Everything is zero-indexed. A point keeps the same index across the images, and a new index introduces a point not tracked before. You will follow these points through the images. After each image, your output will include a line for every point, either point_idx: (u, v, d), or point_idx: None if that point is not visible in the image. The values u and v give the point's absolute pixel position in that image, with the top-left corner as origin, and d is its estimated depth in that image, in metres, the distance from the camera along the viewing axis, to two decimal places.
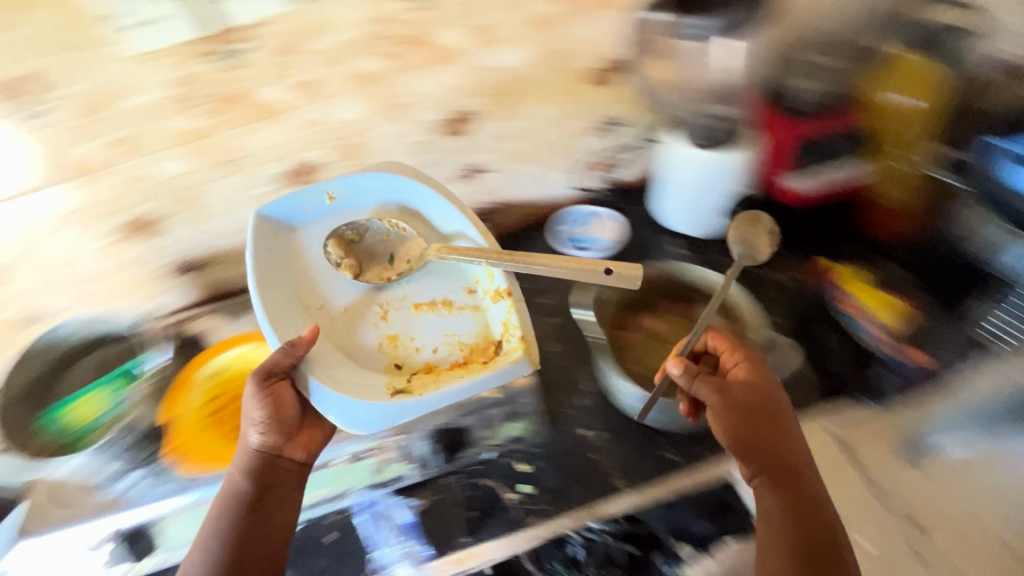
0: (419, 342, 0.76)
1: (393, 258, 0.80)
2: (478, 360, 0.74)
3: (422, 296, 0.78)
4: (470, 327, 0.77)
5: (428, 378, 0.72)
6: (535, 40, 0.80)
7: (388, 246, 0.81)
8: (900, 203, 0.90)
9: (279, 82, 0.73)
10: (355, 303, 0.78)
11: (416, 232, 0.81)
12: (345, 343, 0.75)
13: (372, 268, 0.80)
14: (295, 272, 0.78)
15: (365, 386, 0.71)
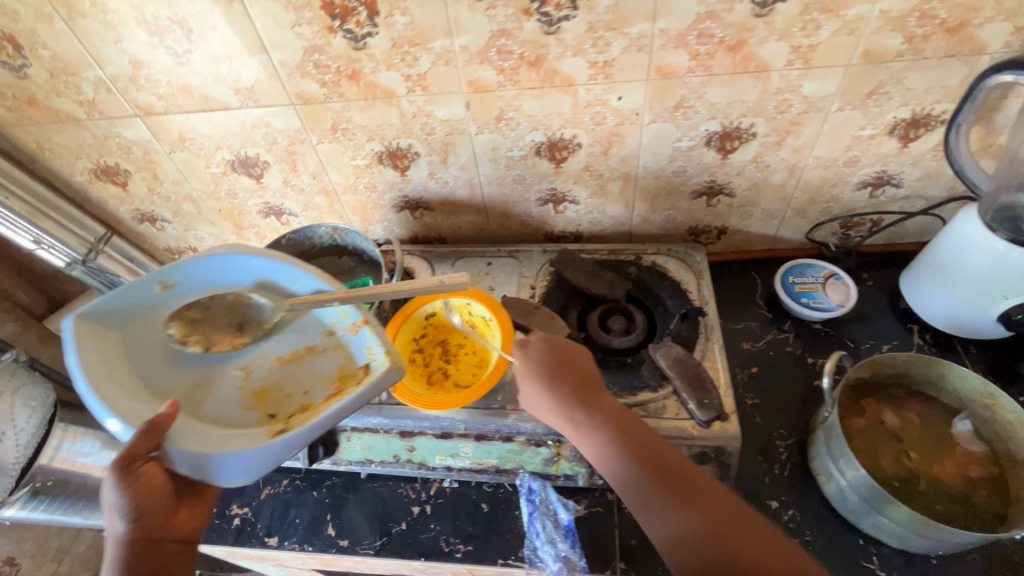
0: (292, 388, 0.59)
1: (241, 323, 0.62)
2: (353, 383, 0.57)
3: (232, 361, 0.61)
4: (331, 364, 0.60)
5: (306, 415, 0.55)
6: (665, 96, 0.68)
7: (235, 316, 0.62)
8: None
9: (574, 51, 0.65)
10: (216, 361, 0.61)
11: (263, 303, 0.62)
12: (212, 408, 0.57)
13: (220, 337, 0.61)
14: (146, 349, 0.60)
15: (241, 441, 0.53)
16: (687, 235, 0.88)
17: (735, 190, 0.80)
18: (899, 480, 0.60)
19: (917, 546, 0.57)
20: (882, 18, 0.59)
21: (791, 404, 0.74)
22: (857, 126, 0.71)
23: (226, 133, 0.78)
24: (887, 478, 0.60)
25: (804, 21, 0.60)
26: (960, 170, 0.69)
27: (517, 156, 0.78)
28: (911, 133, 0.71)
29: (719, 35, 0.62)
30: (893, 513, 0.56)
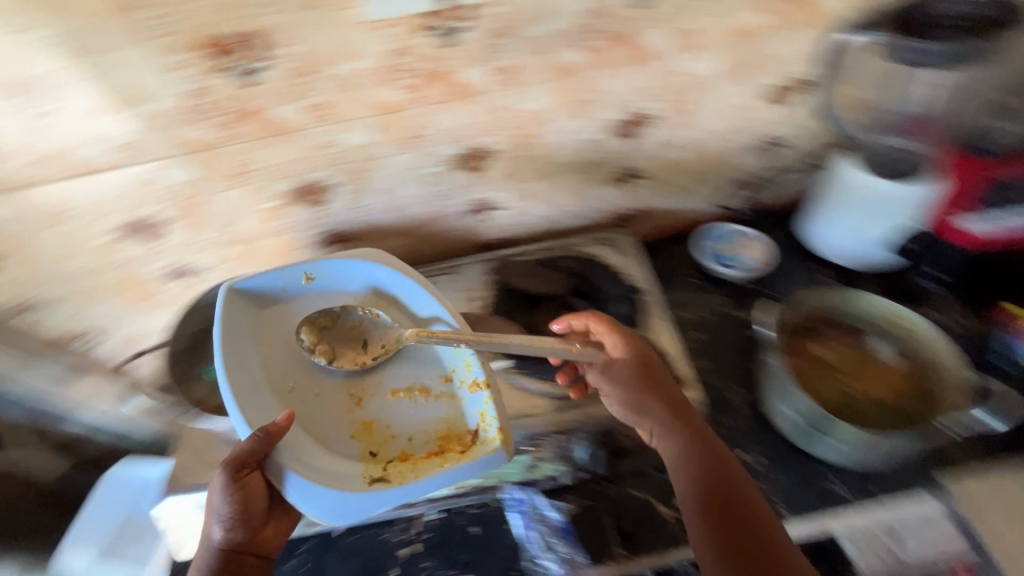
0: (395, 429, 0.65)
1: (366, 341, 0.70)
2: (456, 450, 0.62)
3: (358, 383, 0.69)
4: (438, 414, 0.66)
5: (407, 472, 0.60)
6: (569, 94, 0.71)
7: (361, 332, 0.71)
8: None
9: (476, 63, 0.65)
10: (353, 387, 0.68)
11: (386, 320, 0.71)
12: (323, 422, 0.65)
13: (344, 351, 0.70)
14: (289, 368, 0.67)
15: (341, 475, 0.60)
16: (613, 223, 0.92)
17: (643, 174, 0.85)
18: (839, 407, 0.66)
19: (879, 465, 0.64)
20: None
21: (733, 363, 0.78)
22: (736, 98, 0.77)
23: (102, 198, 0.68)
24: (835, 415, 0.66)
25: (680, 7, 0.65)
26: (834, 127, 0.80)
27: (436, 172, 0.77)
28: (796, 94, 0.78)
29: (609, 28, 0.65)
30: (848, 445, 0.62)
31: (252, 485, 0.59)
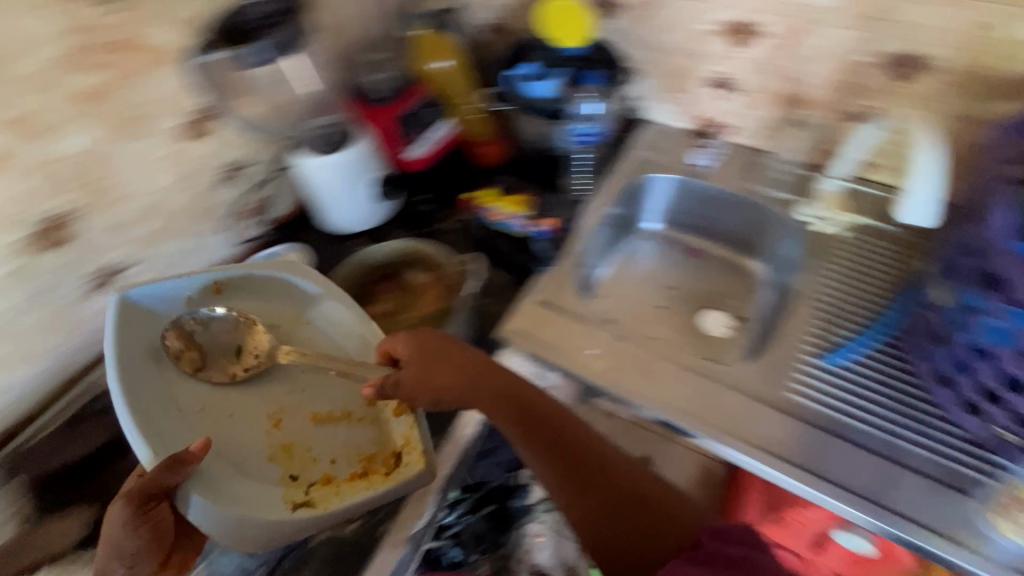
0: (317, 453, 0.70)
1: (238, 349, 0.73)
2: (379, 473, 0.68)
3: (293, 308, 0.78)
4: (356, 437, 0.71)
5: (329, 494, 0.65)
6: None
7: (234, 338, 0.73)
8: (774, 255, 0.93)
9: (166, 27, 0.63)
10: (294, 314, 0.78)
11: (313, 290, 0.77)
12: (242, 446, 0.67)
13: (219, 353, 0.72)
14: (268, 310, 0.77)
15: (262, 501, 0.63)
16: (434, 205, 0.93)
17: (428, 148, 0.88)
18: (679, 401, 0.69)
19: (859, 360, 0.71)
20: (655, 43, 0.92)
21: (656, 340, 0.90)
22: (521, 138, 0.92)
23: None
24: (799, 308, 0.78)
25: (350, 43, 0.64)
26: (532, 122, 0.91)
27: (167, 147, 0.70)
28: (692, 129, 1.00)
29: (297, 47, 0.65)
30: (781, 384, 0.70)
31: (217, 408, 0.69)
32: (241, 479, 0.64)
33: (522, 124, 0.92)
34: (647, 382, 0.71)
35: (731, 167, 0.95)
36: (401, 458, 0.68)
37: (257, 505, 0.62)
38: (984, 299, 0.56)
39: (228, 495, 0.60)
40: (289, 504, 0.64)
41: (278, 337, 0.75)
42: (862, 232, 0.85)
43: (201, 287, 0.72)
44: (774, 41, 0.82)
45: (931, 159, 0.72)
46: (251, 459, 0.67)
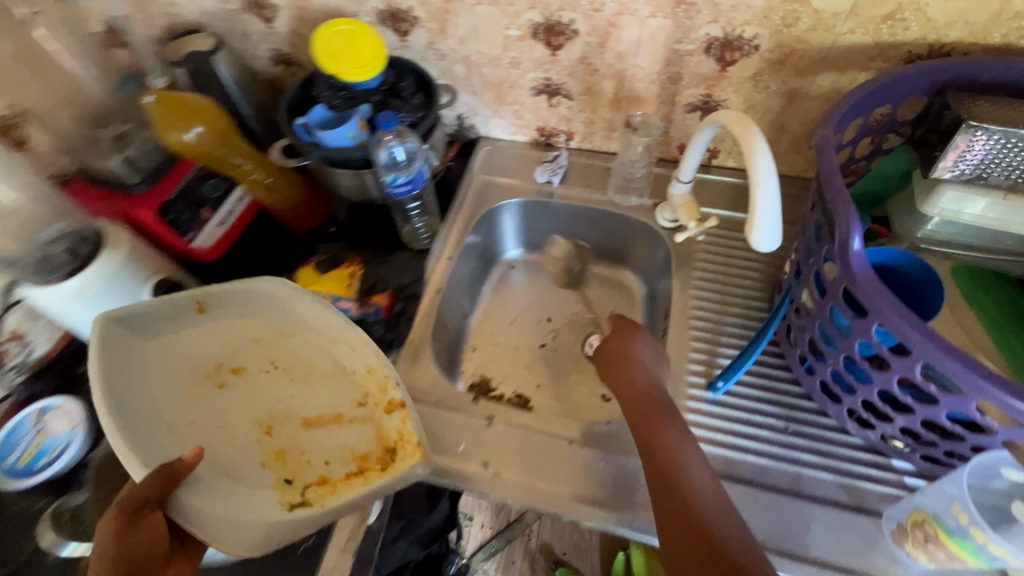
0: (310, 454, 0.62)
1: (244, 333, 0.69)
2: (376, 468, 0.60)
3: (268, 323, 0.70)
4: (358, 439, 0.63)
5: (325, 494, 0.59)
6: None
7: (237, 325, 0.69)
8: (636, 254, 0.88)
9: None
10: (275, 327, 0.70)
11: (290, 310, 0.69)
12: (234, 459, 0.61)
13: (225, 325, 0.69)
14: (245, 327, 0.70)
15: (252, 508, 0.56)
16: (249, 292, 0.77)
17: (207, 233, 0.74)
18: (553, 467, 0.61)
19: (746, 381, 0.65)
20: (462, 55, 0.79)
21: (539, 388, 0.82)
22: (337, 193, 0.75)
23: None
24: (674, 331, 0.70)
25: None
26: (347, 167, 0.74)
27: None
28: (533, 141, 0.91)
29: None
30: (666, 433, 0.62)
31: (208, 421, 0.63)
32: (235, 483, 0.58)
33: (334, 179, 0.76)
34: (531, 468, 0.61)
35: (576, 178, 0.87)
36: (395, 451, 0.61)
37: (249, 509, 0.56)
38: (852, 321, 0.48)
39: (225, 500, 0.56)
40: (283, 505, 0.58)
41: (268, 354, 0.69)
42: (721, 228, 0.78)
43: (181, 305, 0.66)
44: (584, 38, 0.72)
45: (768, 155, 0.50)
46: (242, 466, 0.60)
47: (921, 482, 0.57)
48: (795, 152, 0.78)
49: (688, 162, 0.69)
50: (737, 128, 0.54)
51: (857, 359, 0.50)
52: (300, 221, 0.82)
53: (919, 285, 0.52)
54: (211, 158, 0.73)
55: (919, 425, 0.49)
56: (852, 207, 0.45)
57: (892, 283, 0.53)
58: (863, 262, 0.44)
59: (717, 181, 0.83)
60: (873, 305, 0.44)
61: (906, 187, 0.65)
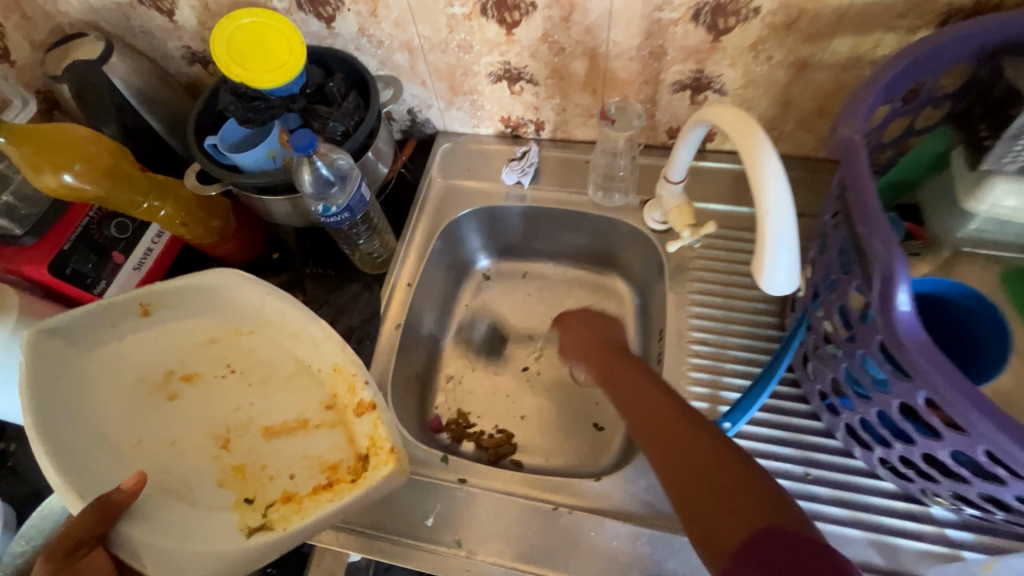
0: (274, 466, 0.51)
1: (206, 338, 0.56)
2: (346, 480, 0.49)
3: (222, 318, 0.57)
4: (327, 445, 0.52)
5: (293, 515, 0.48)
6: None
7: (194, 325, 0.57)
8: (625, 259, 0.77)
9: None
10: (230, 324, 0.57)
11: (246, 301, 0.56)
12: (183, 478, 0.50)
13: (179, 323, 0.56)
14: (200, 324, 0.57)
15: (207, 538, 0.46)
16: None
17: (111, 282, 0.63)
18: (539, 535, 0.53)
19: (758, 419, 0.56)
20: (401, 42, 0.66)
21: (523, 421, 0.72)
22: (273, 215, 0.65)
23: None
24: (671, 359, 0.61)
25: None
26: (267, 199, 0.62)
27: None
28: (498, 133, 0.78)
29: None
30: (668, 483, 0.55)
31: (157, 436, 0.52)
32: (187, 508, 0.48)
33: (261, 206, 0.65)
34: (509, 542, 0.53)
35: (550, 176, 0.75)
36: (367, 460, 0.50)
37: (203, 539, 0.46)
38: (889, 378, 0.39)
39: (176, 528, 0.46)
40: (241, 531, 0.47)
41: (227, 356, 0.56)
42: (720, 228, 0.67)
43: (120, 307, 0.53)
44: (543, 13, 0.59)
45: (778, 167, 0.39)
46: (197, 488, 0.50)
47: (968, 537, 0.49)
48: (805, 131, 0.65)
49: (678, 162, 0.58)
50: (736, 131, 0.43)
51: (893, 417, 0.41)
52: (237, 251, 0.71)
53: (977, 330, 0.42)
54: (103, 199, 0.58)
55: (973, 495, 0.41)
56: (895, 244, 0.34)
57: (947, 325, 0.44)
58: (912, 319, 0.34)
59: (715, 169, 0.70)
60: (918, 374, 0.34)
61: (941, 173, 0.54)
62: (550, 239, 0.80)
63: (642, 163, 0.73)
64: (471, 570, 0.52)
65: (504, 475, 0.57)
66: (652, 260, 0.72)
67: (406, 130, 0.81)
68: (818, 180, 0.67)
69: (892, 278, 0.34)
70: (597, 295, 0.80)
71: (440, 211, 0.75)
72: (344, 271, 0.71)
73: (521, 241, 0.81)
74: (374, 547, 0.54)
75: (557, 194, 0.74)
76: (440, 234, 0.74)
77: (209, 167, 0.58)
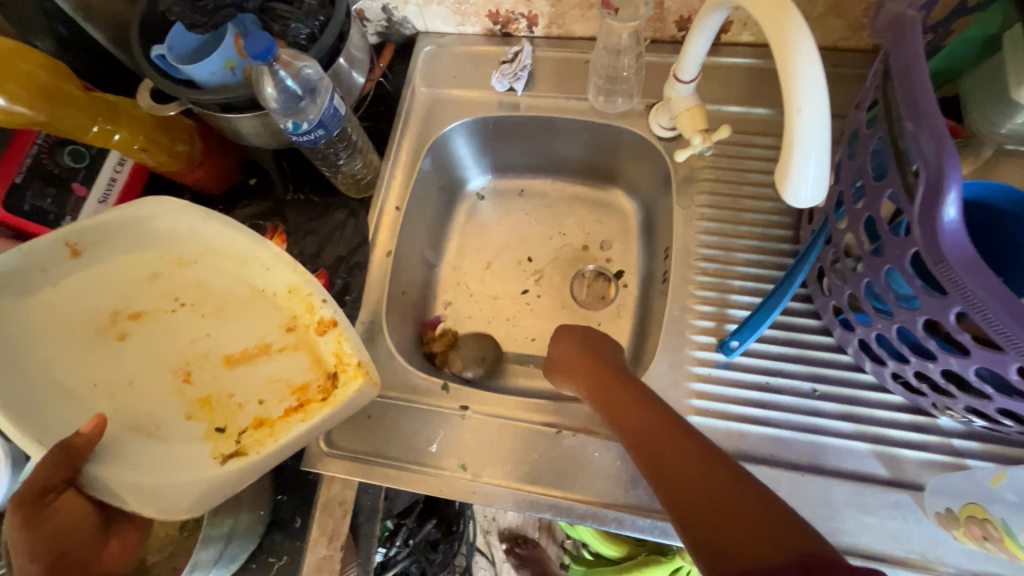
0: (239, 394, 0.49)
1: (149, 275, 0.53)
2: (316, 400, 0.47)
3: (162, 249, 0.54)
4: (292, 367, 0.49)
5: (264, 438, 0.46)
6: None
7: (135, 261, 0.53)
8: (630, 171, 0.71)
9: None
10: (172, 255, 0.54)
11: (185, 227, 0.53)
12: (149, 415, 0.48)
13: (119, 263, 0.53)
14: (140, 261, 0.53)
15: (180, 471, 0.44)
16: None
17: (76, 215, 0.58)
18: (542, 457, 0.53)
19: (766, 337, 0.54)
20: None
21: (524, 344, 0.70)
22: (241, 137, 0.59)
23: None
24: (677, 278, 0.58)
25: None
26: (231, 118, 0.55)
27: None
28: (486, 32, 0.69)
29: None
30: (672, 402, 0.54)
31: (114, 377, 0.49)
32: (156, 444, 0.46)
33: (226, 127, 0.58)
34: (513, 466, 0.53)
35: (546, 81, 0.68)
36: (335, 377, 0.48)
37: (176, 470, 0.44)
38: (919, 295, 0.36)
39: (148, 463, 0.44)
40: (215, 459, 0.46)
41: (174, 289, 0.53)
42: (734, 133, 0.61)
43: (46, 251, 0.50)
44: None
45: (810, 58, 0.34)
46: (165, 422, 0.48)
47: (975, 447, 0.48)
48: (835, 15, 0.56)
49: (690, 58, 0.50)
50: (763, 12, 0.36)
51: (916, 334, 0.39)
52: (208, 178, 0.65)
53: (1012, 233, 0.39)
54: (47, 124, 0.52)
55: (993, 410, 0.40)
56: (947, 140, 0.29)
57: (986, 229, 0.41)
58: (959, 228, 0.30)
59: (730, 66, 0.63)
60: (960, 292, 0.31)
61: (990, 60, 0.47)
62: (547, 153, 0.73)
63: (648, 61, 0.65)
64: (478, 493, 0.53)
65: (506, 401, 0.56)
66: (659, 171, 0.66)
67: (383, 32, 0.72)
68: (847, 73, 0.59)
69: (942, 179, 0.29)
70: (599, 211, 0.75)
71: (426, 125, 0.68)
72: (327, 196, 0.66)
73: (516, 156, 0.75)
74: (381, 473, 0.54)
75: (554, 100, 0.67)
76: (428, 153, 0.68)
77: (160, 83, 0.51)
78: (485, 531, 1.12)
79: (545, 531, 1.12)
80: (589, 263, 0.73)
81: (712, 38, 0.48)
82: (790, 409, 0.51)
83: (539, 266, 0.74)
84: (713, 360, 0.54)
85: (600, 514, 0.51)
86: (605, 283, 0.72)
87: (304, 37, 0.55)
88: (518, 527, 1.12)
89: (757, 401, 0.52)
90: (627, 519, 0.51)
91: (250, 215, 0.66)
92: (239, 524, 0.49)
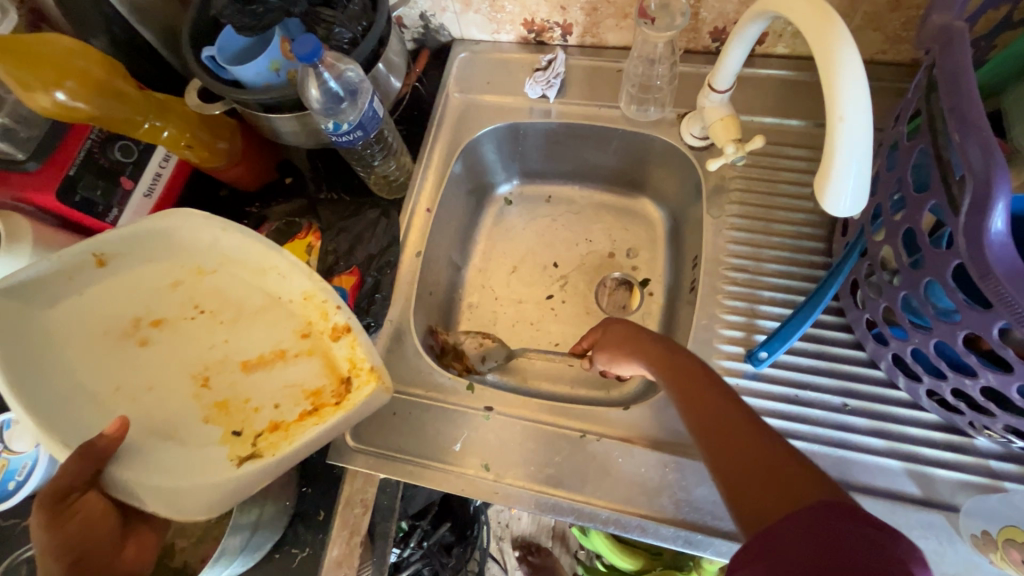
0: (255, 398, 0.48)
1: (171, 283, 0.52)
2: (331, 403, 0.46)
3: (183, 259, 0.52)
4: (307, 372, 0.48)
5: (281, 441, 0.45)
6: None
7: (155, 268, 0.52)
8: (659, 180, 0.71)
9: None
10: (193, 263, 0.52)
11: (207, 237, 0.51)
12: (164, 419, 0.46)
13: (141, 271, 0.51)
14: (161, 270, 0.52)
15: (196, 472, 0.43)
16: None
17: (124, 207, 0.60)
18: (565, 461, 0.53)
19: (795, 349, 0.53)
20: None
21: (547, 348, 0.71)
22: (280, 136, 0.61)
23: None
24: (706, 287, 0.57)
25: None
26: (271, 118, 0.57)
27: None
28: (521, 40, 0.71)
29: None
30: None
31: (134, 382, 0.48)
32: (174, 447, 0.44)
33: (267, 127, 0.60)
34: (535, 468, 0.53)
35: (578, 89, 0.68)
36: (348, 382, 0.47)
37: (194, 471, 0.43)
38: (959, 308, 0.35)
39: (163, 466, 0.42)
40: (232, 460, 0.44)
41: (194, 295, 0.52)
42: (767, 145, 0.61)
43: (71, 261, 0.48)
44: None
45: (854, 66, 0.34)
46: (182, 427, 0.46)
47: (1012, 469, 0.47)
48: (872, 28, 0.56)
49: (726, 68, 0.51)
50: (807, 20, 0.36)
51: (956, 350, 0.38)
52: (246, 175, 0.67)
53: None
54: (101, 119, 0.54)
55: None
56: (996, 151, 0.29)
57: None
58: (1007, 240, 0.30)
59: (764, 77, 0.63)
60: (1007, 305, 0.30)
61: None
62: (576, 160, 0.74)
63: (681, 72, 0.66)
64: (500, 494, 0.53)
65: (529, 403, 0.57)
66: (689, 181, 0.66)
67: (419, 39, 0.74)
68: (884, 87, 0.59)
69: (990, 188, 0.29)
70: (625, 218, 0.75)
71: (458, 131, 0.70)
72: (359, 196, 0.68)
73: (545, 162, 0.76)
74: (404, 470, 0.55)
75: (586, 108, 0.68)
76: (460, 159, 0.70)
77: (207, 81, 0.53)
78: (498, 538, 1.12)
79: (558, 541, 1.12)
80: (615, 270, 0.73)
81: (749, 48, 0.48)
82: (820, 424, 0.51)
83: (564, 272, 0.74)
84: (740, 371, 0.53)
85: (622, 522, 0.50)
86: (629, 290, 0.73)
87: (346, 41, 0.57)
88: (531, 535, 1.11)
89: (787, 415, 0.51)
90: (649, 526, 0.50)
91: (286, 212, 0.68)
92: (264, 514, 0.50)
